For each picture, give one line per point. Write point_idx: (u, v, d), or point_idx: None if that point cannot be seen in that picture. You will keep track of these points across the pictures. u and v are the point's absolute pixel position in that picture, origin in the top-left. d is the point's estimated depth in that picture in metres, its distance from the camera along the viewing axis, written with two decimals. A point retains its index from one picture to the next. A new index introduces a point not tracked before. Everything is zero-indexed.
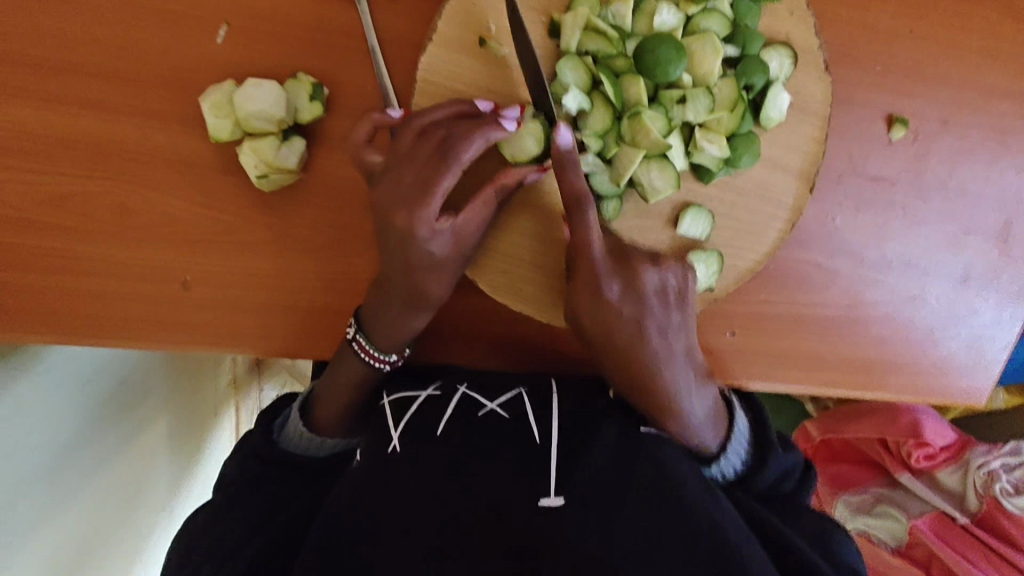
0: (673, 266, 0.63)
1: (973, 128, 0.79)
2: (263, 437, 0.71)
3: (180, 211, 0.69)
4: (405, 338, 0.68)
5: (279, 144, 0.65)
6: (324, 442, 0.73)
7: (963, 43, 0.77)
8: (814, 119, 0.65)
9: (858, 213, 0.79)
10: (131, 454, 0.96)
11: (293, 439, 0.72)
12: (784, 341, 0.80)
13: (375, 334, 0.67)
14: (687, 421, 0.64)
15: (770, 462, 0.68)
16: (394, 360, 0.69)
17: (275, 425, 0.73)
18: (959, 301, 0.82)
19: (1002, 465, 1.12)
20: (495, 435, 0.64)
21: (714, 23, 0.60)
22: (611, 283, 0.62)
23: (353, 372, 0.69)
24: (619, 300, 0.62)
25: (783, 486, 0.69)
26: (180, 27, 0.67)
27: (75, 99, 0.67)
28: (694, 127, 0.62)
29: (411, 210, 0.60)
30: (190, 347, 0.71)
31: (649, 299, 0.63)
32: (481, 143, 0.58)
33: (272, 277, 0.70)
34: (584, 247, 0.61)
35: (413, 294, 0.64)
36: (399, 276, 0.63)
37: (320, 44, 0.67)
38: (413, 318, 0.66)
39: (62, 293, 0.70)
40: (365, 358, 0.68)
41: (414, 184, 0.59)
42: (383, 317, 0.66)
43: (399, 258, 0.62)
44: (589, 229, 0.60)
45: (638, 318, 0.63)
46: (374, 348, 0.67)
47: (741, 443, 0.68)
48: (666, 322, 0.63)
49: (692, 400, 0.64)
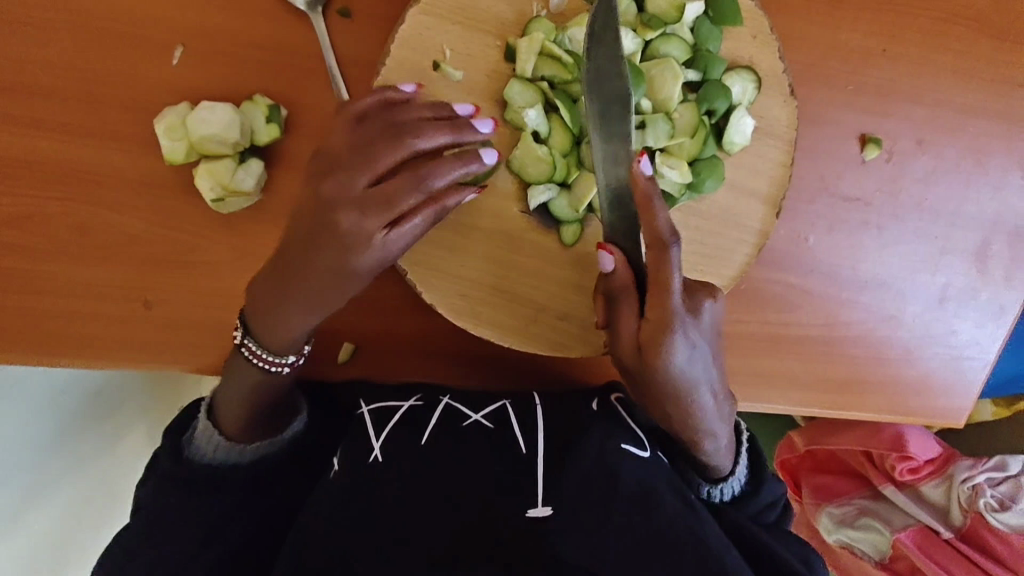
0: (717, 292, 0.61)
1: (947, 148, 0.77)
2: (172, 456, 0.65)
3: (136, 232, 0.68)
4: (297, 337, 0.63)
5: (235, 167, 0.65)
6: (243, 451, 0.66)
7: (937, 61, 0.76)
8: (779, 144, 0.64)
9: (832, 233, 0.77)
10: (102, 463, 0.94)
11: (207, 452, 0.66)
12: (758, 361, 0.79)
13: (266, 336, 0.62)
14: (715, 440, 0.63)
15: (764, 490, 0.69)
16: (293, 361, 0.65)
17: (184, 439, 0.67)
18: (936, 321, 0.81)
19: (986, 480, 1.10)
20: (477, 449, 0.63)
21: (674, 48, 0.59)
22: (685, 320, 0.56)
23: (250, 380, 0.64)
24: (691, 338, 0.56)
25: (767, 515, 0.68)
26: (136, 48, 0.66)
27: (27, 118, 0.66)
28: (655, 152, 0.60)
29: (363, 216, 0.54)
30: (147, 368, 0.70)
31: (705, 329, 0.58)
32: (460, 173, 0.55)
33: (231, 298, 0.69)
34: (666, 287, 0.53)
35: (320, 299, 0.59)
36: (314, 278, 0.58)
37: (279, 66, 0.66)
38: (305, 319, 0.61)
39: (15, 313, 0.68)
40: (259, 365, 0.63)
41: (374, 192, 0.54)
42: (275, 317, 0.61)
43: (325, 264, 0.57)
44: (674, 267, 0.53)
45: (701, 352, 0.58)
46: (267, 353, 0.63)
47: (744, 468, 0.69)
48: (713, 351, 0.60)
49: (721, 423, 0.63)
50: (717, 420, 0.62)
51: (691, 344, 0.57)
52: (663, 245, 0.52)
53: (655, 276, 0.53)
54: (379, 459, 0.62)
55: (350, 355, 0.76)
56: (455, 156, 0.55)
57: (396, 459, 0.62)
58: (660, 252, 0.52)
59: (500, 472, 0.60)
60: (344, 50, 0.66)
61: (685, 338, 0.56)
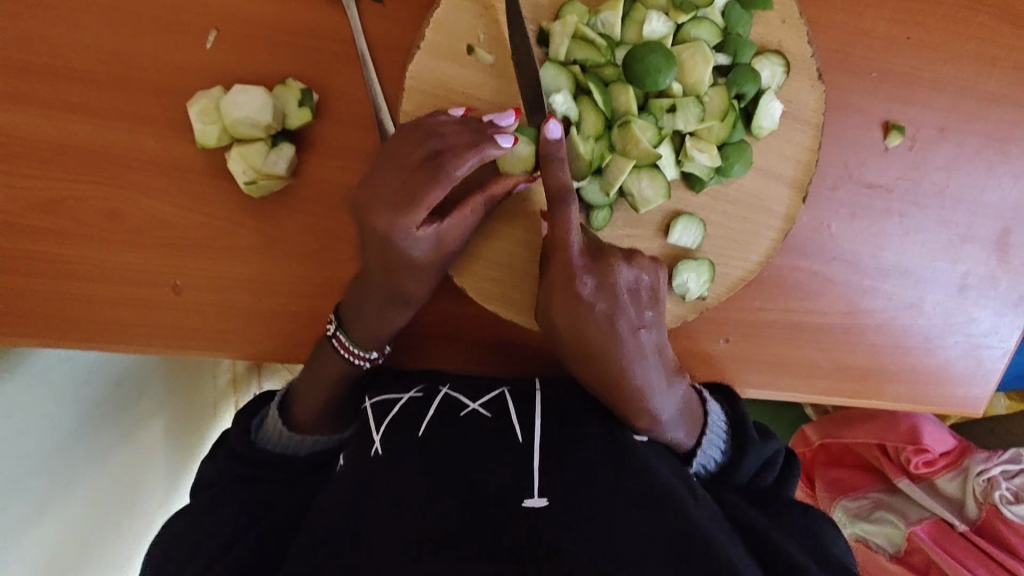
0: (646, 264, 0.62)
1: (971, 135, 0.78)
2: (241, 436, 0.71)
3: (169, 216, 0.69)
4: (385, 334, 0.68)
5: (267, 150, 0.65)
6: (304, 440, 0.73)
7: (961, 49, 0.76)
8: (806, 129, 0.64)
9: (853, 220, 0.78)
10: (123, 453, 0.95)
11: (274, 437, 0.72)
12: (780, 348, 0.79)
13: (354, 327, 0.67)
14: (655, 417, 0.64)
15: (749, 456, 0.69)
16: (375, 357, 0.70)
17: (252, 425, 0.73)
18: (957, 309, 0.81)
19: (1002, 473, 1.10)
20: (480, 437, 0.62)
21: (705, 32, 0.60)
22: (584, 279, 0.60)
23: (333, 372, 0.68)
24: (592, 298, 0.60)
25: (762, 478, 0.70)
26: (171, 33, 0.67)
27: (64, 104, 0.67)
28: (685, 136, 0.62)
29: (393, 216, 0.58)
30: (177, 352, 0.71)
31: (621, 294, 0.61)
32: (475, 162, 0.56)
33: (263, 282, 0.70)
34: (561, 241, 0.59)
35: (390, 295, 0.64)
36: (378, 275, 0.63)
37: (311, 51, 0.67)
38: (382, 308, 0.65)
39: (53, 297, 0.69)
40: (345, 356, 0.67)
41: (398, 192, 0.58)
42: (364, 313, 0.66)
43: (383, 258, 0.61)
44: (568, 224, 0.58)
45: (611, 313, 0.61)
46: (356, 347, 0.67)
47: (719, 432, 0.70)
48: (642, 321, 0.62)
49: (659, 399, 0.63)
50: (657, 395, 0.63)
51: (593, 302, 0.60)
52: (561, 197, 0.56)
53: (555, 233, 0.59)
54: (379, 451, 0.63)
55: None
56: (473, 145, 0.56)
57: (399, 454, 0.61)
58: (558, 206, 0.56)
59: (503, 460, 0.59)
60: (376, 34, 0.67)
61: (586, 296, 0.60)
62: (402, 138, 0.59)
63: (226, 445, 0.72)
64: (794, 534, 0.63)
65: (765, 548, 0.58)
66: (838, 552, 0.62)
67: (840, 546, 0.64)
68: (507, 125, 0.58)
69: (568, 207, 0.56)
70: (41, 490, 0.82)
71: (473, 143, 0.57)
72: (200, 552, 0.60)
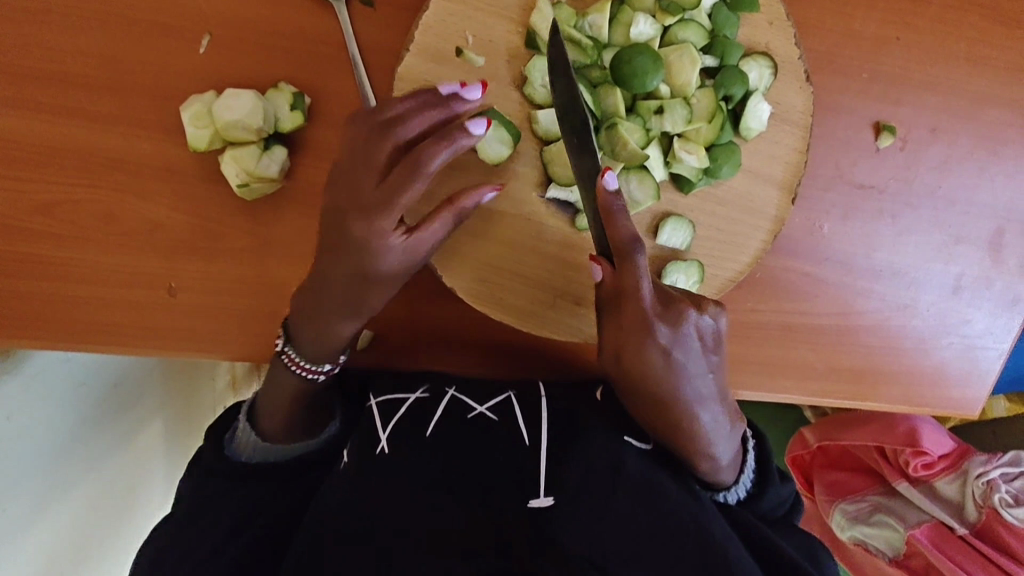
0: (714, 310, 0.59)
1: (961, 136, 0.78)
2: (214, 452, 0.69)
3: (165, 219, 0.70)
4: (339, 348, 0.68)
5: (260, 153, 0.66)
6: (279, 448, 0.71)
7: (950, 49, 0.77)
8: (794, 130, 0.65)
9: (845, 221, 0.78)
10: (123, 457, 0.96)
11: (249, 448, 0.71)
12: (773, 350, 0.79)
13: (302, 346, 0.67)
14: (714, 462, 0.64)
15: (771, 494, 0.68)
16: (329, 369, 0.69)
17: (226, 438, 0.71)
18: (951, 311, 0.81)
19: (1001, 475, 1.09)
20: (485, 437, 0.64)
21: (692, 34, 0.61)
22: (660, 328, 0.57)
23: (290, 386, 0.69)
24: (666, 347, 0.58)
25: (778, 510, 0.68)
26: (164, 38, 0.67)
27: (60, 108, 0.68)
28: (673, 138, 0.62)
29: (370, 220, 0.57)
30: (173, 353, 0.71)
31: (690, 342, 0.58)
32: (448, 155, 0.56)
33: (258, 283, 0.71)
34: (633, 292, 0.56)
35: (353, 301, 0.63)
36: (342, 280, 0.62)
37: (303, 55, 0.68)
38: (353, 322, 0.66)
39: (49, 299, 0.70)
40: (296, 371, 0.68)
41: (375, 192, 0.56)
42: (322, 322, 0.65)
43: (354, 268, 0.60)
44: (640, 273, 0.56)
45: (681, 363, 0.59)
46: (304, 361, 0.67)
47: (749, 476, 0.68)
48: (705, 366, 0.60)
49: (720, 444, 0.62)
50: (720, 441, 0.62)
51: (666, 352, 0.58)
52: (627, 252, 0.55)
53: (624, 278, 0.57)
54: (386, 450, 0.64)
55: (368, 342, 0.76)
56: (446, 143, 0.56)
57: (408, 451, 0.63)
58: (625, 258, 0.55)
59: (505, 463, 0.61)
60: (367, 38, 0.68)
61: (659, 346, 0.58)
62: (360, 133, 0.57)
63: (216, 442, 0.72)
64: (797, 550, 0.63)
65: (768, 555, 0.58)
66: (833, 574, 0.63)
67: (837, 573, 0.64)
68: (461, 105, 0.58)
69: (638, 259, 0.55)
70: (40, 491, 0.82)
71: (442, 137, 0.56)
72: (191, 555, 0.61)
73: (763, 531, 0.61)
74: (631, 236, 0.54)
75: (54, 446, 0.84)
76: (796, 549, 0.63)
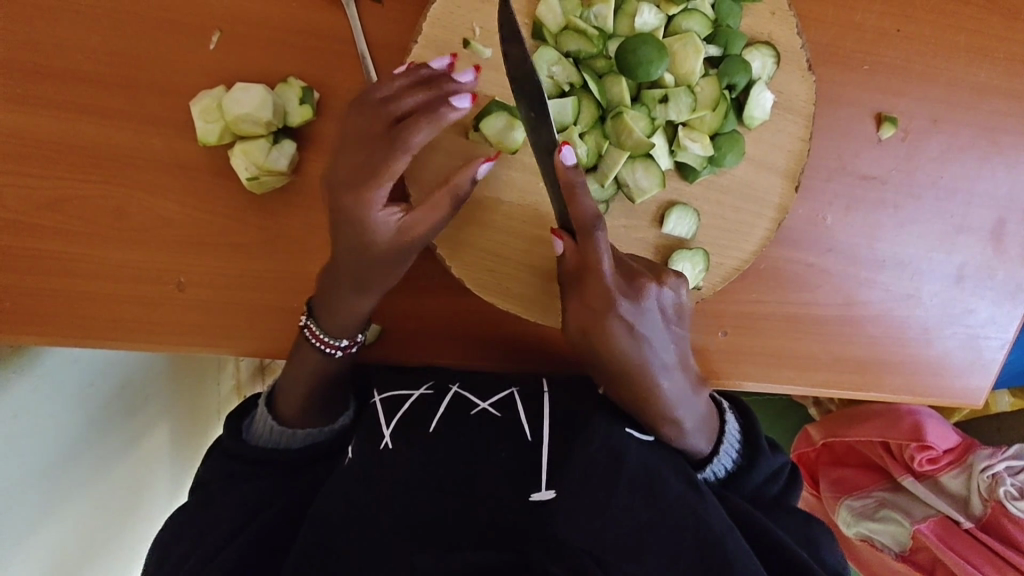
0: (675, 282, 0.62)
1: (962, 127, 0.79)
2: (233, 438, 0.72)
3: (175, 214, 0.70)
4: (357, 322, 0.68)
5: (269, 147, 0.67)
6: (294, 434, 0.72)
7: (950, 40, 0.78)
8: (797, 119, 0.66)
9: (849, 213, 0.79)
10: (129, 459, 0.96)
11: (264, 433, 0.73)
12: (778, 342, 0.80)
13: (327, 323, 0.68)
14: (678, 427, 0.64)
15: (760, 466, 0.68)
16: (345, 346, 0.69)
17: (244, 424, 0.74)
18: (954, 300, 0.82)
19: (1006, 468, 1.08)
20: (485, 437, 0.63)
21: (695, 23, 0.62)
22: (622, 303, 0.59)
23: (310, 363, 0.69)
24: (629, 320, 0.59)
25: (771, 487, 0.70)
26: (175, 34, 0.68)
27: (71, 105, 0.68)
28: (677, 127, 0.63)
29: (359, 191, 0.57)
30: (182, 347, 0.72)
31: (652, 317, 0.60)
32: (432, 133, 0.56)
33: (266, 277, 0.71)
34: (595, 267, 0.57)
35: (356, 283, 0.64)
36: (347, 260, 0.62)
37: (311, 50, 0.69)
38: (360, 303, 0.66)
39: (60, 295, 0.70)
40: (318, 345, 0.68)
41: (363, 165, 0.57)
42: (330, 304, 0.66)
43: (352, 245, 0.61)
44: (601, 248, 0.57)
45: (645, 337, 0.60)
46: (324, 333, 0.68)
47: (732, 445, 0.69)
48: (668, 337, 0.62)
49: (684, 409, 0.63)
50: (682, 405, 0.63)
51: (630, 327, 0.59)
52: (588, 228, 0.56)
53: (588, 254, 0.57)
54: (390, 446, 0.63)
55: (377, 336, 0.76)
56: (427, 114, 0.56)
57: (410, 445, 0.62)
58: (586, 235, 0.56)
59: (509, 462, 0.60)
60: (374, 33, 0.69)
61: (623, 321, 0.59)
62: (360, 108, 0.59)
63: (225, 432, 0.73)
64: (796, 539, 0.64)
65: (770, 551, 0.59)
66: (832, 560, 0.64)
67: (839, 559, 0.65)
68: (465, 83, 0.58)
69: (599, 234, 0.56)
70: (51, 490, 0.83)
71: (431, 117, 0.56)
72: (201, 546, 0.62)
73: (764, 524, 0.61)
74: (594, 213, 0.55)
75: (63, 445, 0.84)
76: (796, 539, 0.64)
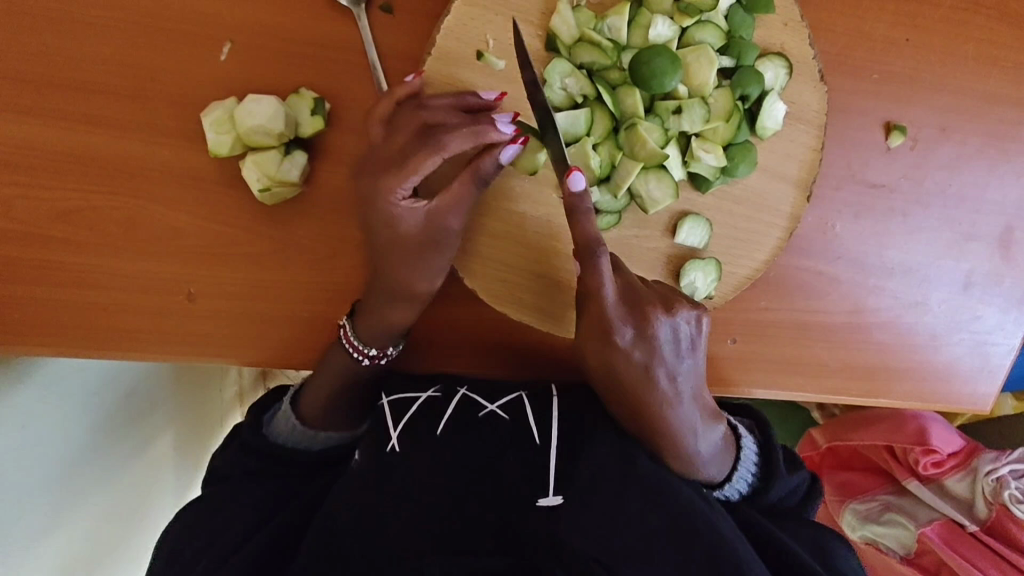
0: (686, 312, 0.61)
1: (970, 135, 0.79)
2: (252, 430, 0.72)
3: (185, 224, 0.70)
4: (394, 333, 0.70)
5: (281, 158, 0.67)
6: (314, 437, 0.73)
7: (959, 49, 0.78)
8: (808, 129, 0.66)
9: (857, 220, 0.79)
10: (135, 468, 0.96)
11: (284, 431, 0.73)
12: (787, 349, 0.80)
13: (361, 328, 0.68)
14: (683, 454, 0.63)
15: (777, 486, 0.68)
16: (373, 355, 0.70)
17: (265, 419, 0.74)
18: (961, 307, 0.82)
19: (1011, 471, 1.09)
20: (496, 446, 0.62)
21: (708, 35, 0.62)
22: (623, 331, 0.60)
23: (338, 367, 0.69)
24: (631, 348, 0.60)
25: (787, 502, 0.70)
26: (185, 45, 0.68)
27: (81, 115, 0.68)
28: (690, 137, 0.63)
29: (383, 187, 0.60)
30: (192, 358, 0.71)
31: (660, 347, 0.61)
32: (469, 139, 0.58)
33: (276, 287, 0.71)
34: (595, 293, 0.60)
35: (390, 284, 0.65)
36: (382, 256, 0.65)
37: (323, 61, 0.69)
38: (401, 314, 0.68)
39: (68, 306, 0.70)
40: (348, 349, 0.69)
41: (392, 158, 0.60)
42: (374, 311, 0.67)
43: (387, 243, 0.64)
44: (600, 275, 0.59)
45: (650, 365, 0.61)
46: (357, 340, 0.68)
47: (749, 466, 0.68)
48: (681, 368, 0.62)
49: (690, 435, 0.62)
50: (689, 431, 0.62)
51: (632, 353, 0.61)
52: (590, 250, 0.58)
53: (589, 278, 0.59)
54: (397, 448, 0.63)
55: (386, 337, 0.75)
56: (467, 128, 0.58)
57: (419, 449, 0.62)
58: (586, 259, 0.58)
59: (517, 466, 0.60)
60: (385, 44, 0.69)
61: (625, 347, 0.61)
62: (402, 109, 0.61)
63: (237, 439, 0.73)
64: (804, 546, 0.64)
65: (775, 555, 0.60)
66: (844, 568, 0.63)
67: (853, 566, 0.64)
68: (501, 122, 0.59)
69: (598, 259, 0.58)
70: (58, 498, 0.83)
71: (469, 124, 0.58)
72: (213, 549, 0.62)
73: (771, 533, 0.61)
74: (594, 238, 0.58)
75: (68, 455, 0.84)
76: (806, 546, 0.64)
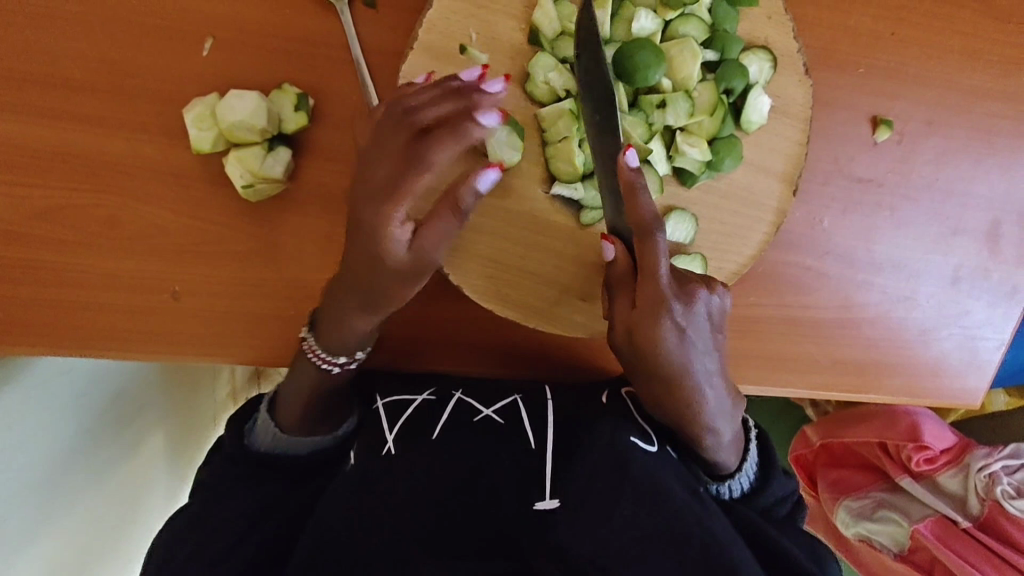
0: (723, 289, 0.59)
1: (957, 128, 0.79)
2: (234, 441, 0.70)
3: (168, 221, 0.70)
4: (358, 339, 0.67)
5: (264, 154, 0.66)
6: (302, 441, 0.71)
7: (943, 42, 0.78)
8: (794, 123, 0.66)
9: (846, 215, 0.79)
10: (124, 469, 0.95)
11: (269, 441, 0.71)
12: (776, 345, 0.79)
13: (325, 336, 0.66)
14: (717, 438, 0.63)
15: (775, 486, 0.68)
16: (343, 362, 0.68)
17: (246, 429, 0.71)
18: (949, 302, 0.82)
19: (1002, 468, 1.08)
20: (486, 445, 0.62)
21: (692, 28, 0.62)
22: (675, 306, 0.56)
23: (309, 378, 0.68)
24: (680, 326, 0.56)
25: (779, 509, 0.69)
26: (167, 41, 0.68)
27: (63, 112, 0.68)
28: (675, 131, 0.63)
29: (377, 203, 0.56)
30: (177, 356, 0.71)
31: (701, 322, 0.58)
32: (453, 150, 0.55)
33: (262, 285, 0.71)
34: (651, 271, 0.55)
35: (369, 294, 0.61)
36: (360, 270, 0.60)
37: (306, 57, 0.68)
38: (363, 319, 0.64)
39: (51, 304, 0.69)
40: (314, 362, 0.67)
41: (386, 177, 0.56)
42: (339, 320, 0.65)
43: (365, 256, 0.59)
44: (659, 254, 0.54)
45: (694, 343, 0.57)
46: (322, 349, 0.67)
47: (752, 465, 0.69)
48: (713, 344, 0.59)
49: (721, 422, 0.62)
50: (722, 417, 0.62)
51: (681, 333, 0.57)
52: (648, 230, 0.53)
53: (644, 261, 0.55)
54: (391, 451, 0.63)
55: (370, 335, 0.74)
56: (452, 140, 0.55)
57: (411, 451, 0.62)
58: (645, 237, 0.54)
59: (514, 471, 0.59)
60: (370, 39, 0.68)
61: (674, 325, 0.56)
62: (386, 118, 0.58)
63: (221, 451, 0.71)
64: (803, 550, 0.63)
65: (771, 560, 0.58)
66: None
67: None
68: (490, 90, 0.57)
69: (658, 239, 0.53)
70: (44, 500, 0.82)
71: (452, 134, 0.55)
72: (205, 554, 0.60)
73: (767, 534, 0.61)
74: (652, 214, 0.53)
75: (55, 456, 0.83)
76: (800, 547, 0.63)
